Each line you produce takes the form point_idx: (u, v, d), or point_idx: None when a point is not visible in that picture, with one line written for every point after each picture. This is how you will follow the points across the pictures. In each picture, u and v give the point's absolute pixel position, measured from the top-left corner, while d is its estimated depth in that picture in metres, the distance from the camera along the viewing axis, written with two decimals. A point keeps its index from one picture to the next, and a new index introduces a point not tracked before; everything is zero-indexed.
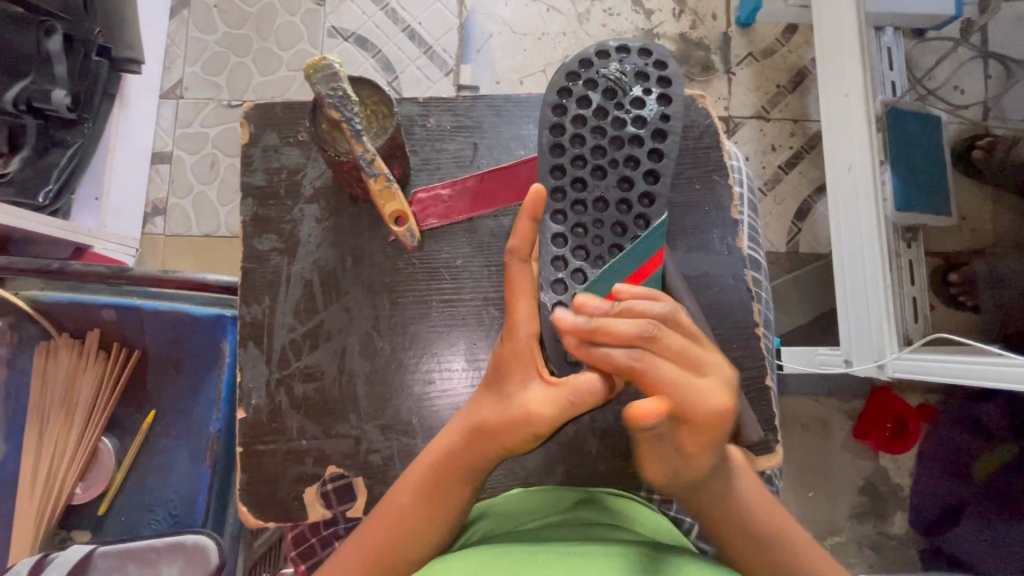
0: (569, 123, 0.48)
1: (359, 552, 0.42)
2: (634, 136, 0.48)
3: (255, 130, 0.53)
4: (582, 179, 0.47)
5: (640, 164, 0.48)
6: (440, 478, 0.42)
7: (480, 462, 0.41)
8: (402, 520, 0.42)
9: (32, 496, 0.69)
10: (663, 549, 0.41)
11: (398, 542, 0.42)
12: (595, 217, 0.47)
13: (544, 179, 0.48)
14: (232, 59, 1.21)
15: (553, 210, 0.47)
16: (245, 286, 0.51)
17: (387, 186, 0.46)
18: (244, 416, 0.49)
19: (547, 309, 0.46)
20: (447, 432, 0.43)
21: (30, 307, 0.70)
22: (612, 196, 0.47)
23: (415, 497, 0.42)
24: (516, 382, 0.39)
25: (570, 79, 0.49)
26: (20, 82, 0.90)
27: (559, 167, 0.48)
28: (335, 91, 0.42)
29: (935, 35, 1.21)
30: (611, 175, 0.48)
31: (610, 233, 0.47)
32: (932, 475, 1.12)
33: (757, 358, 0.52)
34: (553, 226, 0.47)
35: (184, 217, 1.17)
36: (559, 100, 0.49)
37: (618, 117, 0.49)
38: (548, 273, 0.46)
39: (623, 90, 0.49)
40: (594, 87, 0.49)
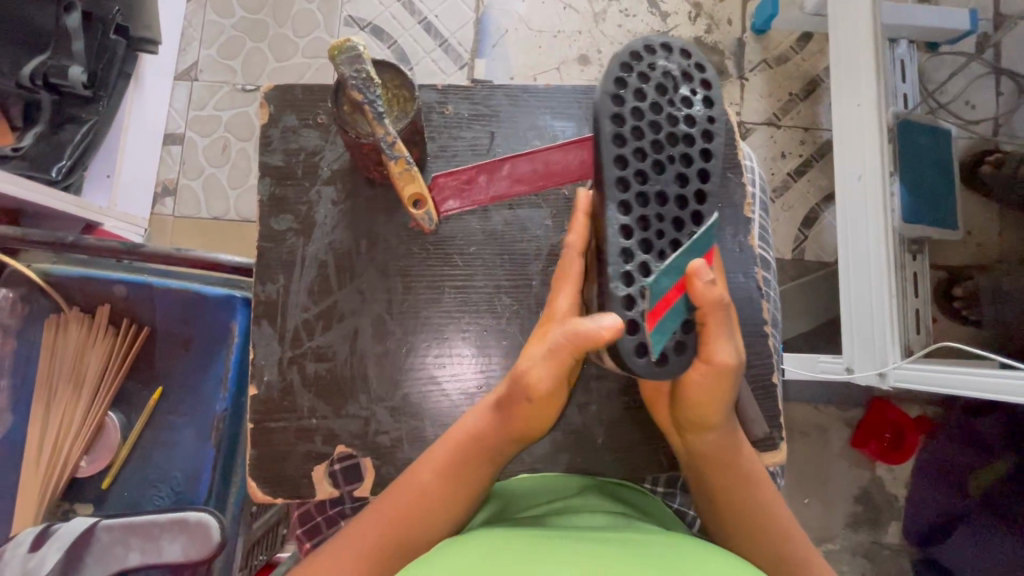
0: (629, 116, 0.42)
1: (375, 535, 0.42)
2: (686, 135, 0.43)
3: (275, 110, 0.53)
4: (643, 172, 0.42)
5: (693, 162, 0.43)
6: (464, 461, 0.44)
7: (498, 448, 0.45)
8: (424, 495, 0.43)
9: (37, 467, 0.70)
10: (668, 536, 0.41)
11: (420, 517, 0.43)
12: (657, 212, 0.42)
13: (607, 173, 0.42)
14: (248, 44, 1.22)
15: (616, 201, 0.41)
16: (261, 264, 0.51)
17: (407, 169, 0.46)
18: (256, 392, 0.50)
19: (616, 300, 0.40)
20: (476, 408, 0.46)
21: (41, 280, 0.71)
22: (670, 192, 0.42)
23: (438, 475, 0.44)
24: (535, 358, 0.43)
25: (624, 69, 0.43)
26: (38, 57, 0.90)
27: (620, 159, 0.42)
28: (358, 74, 0.42)
29: (948, 49, 1.22)
30: (669, 171, 0.42)
31: (668, 228, 0.42)
32: (927, 487, 1.13)
33: (765, 355, 0.52)
34: (619, 217, 0.41)
35: (193, 199, 1.17)
36: (616, 91, 0.43)
37: (670, 115, 0.43)
38: (615, 266, 0.40)
39: (673, 86, 0.44)
40: (647, 81, 0.43)
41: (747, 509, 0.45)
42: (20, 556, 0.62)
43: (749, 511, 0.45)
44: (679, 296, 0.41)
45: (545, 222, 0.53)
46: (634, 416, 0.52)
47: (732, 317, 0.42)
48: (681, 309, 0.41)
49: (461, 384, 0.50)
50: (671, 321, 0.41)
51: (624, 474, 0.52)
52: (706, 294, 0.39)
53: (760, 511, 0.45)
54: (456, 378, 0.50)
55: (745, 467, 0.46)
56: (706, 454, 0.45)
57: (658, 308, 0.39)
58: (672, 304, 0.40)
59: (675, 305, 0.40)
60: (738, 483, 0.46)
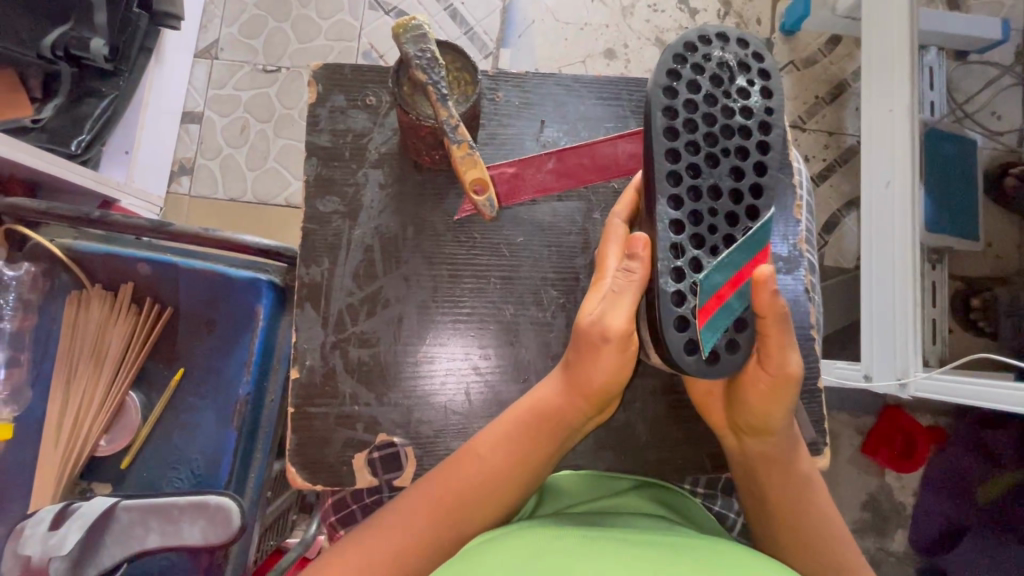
0: (681, 108, 0.40)
1: (425, 511, 0.43)
2: (743, 126, 0.41)
3: (322, 90, 0.52)
4: (695, 165, 0.40)
5: (750, 155, 0.40)
6: (522, 442, 0.44)
7: (570, 411, 0.44)
8: (480, 478, 0.43)
9: (56, 445, 0.69)
10: (720, 543, 0.40)
11: (472, 501, 0.43)
12: (710, 206, 0.40)
13: (657, 165, 0.40)
14: (270, 24, 1.20)
15: (667, 195, 0.39)
16: (305, 246, 0.50)
17: (469, 154, 0.44)
18: (297, 376, 0.49)
19: (665, 297, 0.39)
20: (537, 394, 0.45)
21: (65, 255, 0.69)
22: (725, 187, 0.40)
23: (498, 460, 0.44)
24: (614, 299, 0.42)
25: (678, 60, 0.41)
26: (59, 28, 0.88)
27: (672, 152, 0.40)
28: (423, 53, 0.41)
29: (977, 59, 1.21)
30: (723, 164, 0.40)
31: (722, 222, 0.40)
32: (935, 496, 1.12)
33: (811, 358, 0.52)
34: (669, 212, 0.39)
35: (210, 178, 1.16)
36: (668, 82, 0.41)
37: (726, 107, 0.41)
38: (665, 262, 0.39)
39: (729, 77, 0.41)
40: (701, 72, 0.41)
41: (792, 516, 0.45)
42: (41, 533, 0.62)
43: (788, 514, 0.46)
44: (732, 293, 0.40)
45: (592, 214, 0.52)
46: (677, 415, 0.51)
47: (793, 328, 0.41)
48: (734, 307, 0.40)
49: (501, 375, 0.50)
50: (724, 317, 0.39)
51: (666, 473, 0.51)
52: (769, 303, 0.39)
53: (804, 513, 0.45)
54: (497, 370, 0.50)
55: (794, 474, 0.46)
56: (756, 460, 0.46)
57: (708, 305, 0.38)
58: (726, 302, 0.39)
59: (728, 303, 0.39)
60: (785, 487, 0.46)
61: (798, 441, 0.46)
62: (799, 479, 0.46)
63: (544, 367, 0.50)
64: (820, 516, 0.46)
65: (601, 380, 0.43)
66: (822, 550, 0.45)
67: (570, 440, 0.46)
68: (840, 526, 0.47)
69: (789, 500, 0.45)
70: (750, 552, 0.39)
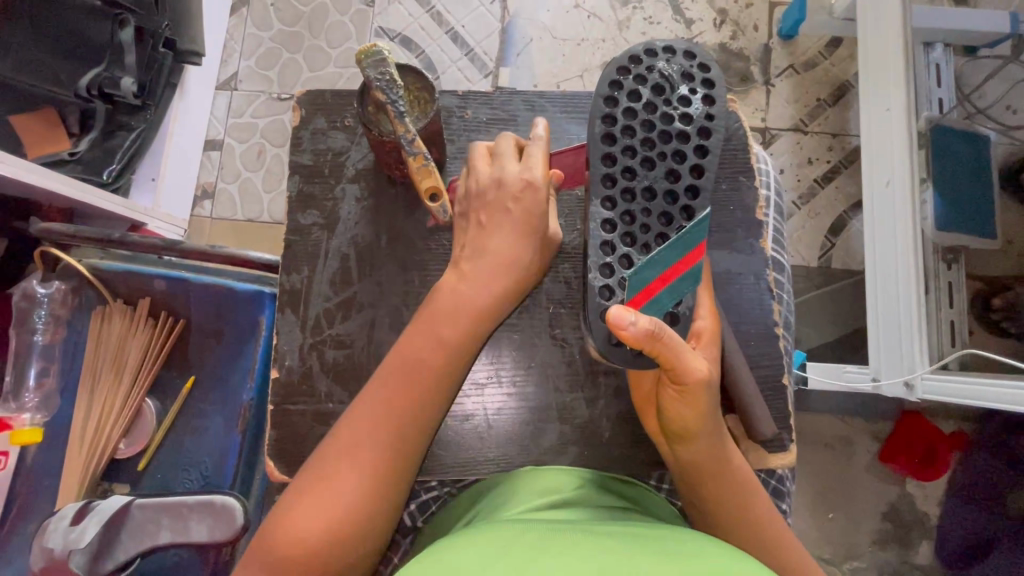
0: (620, 115, 0.45)
1: (381, 405, 0.44)
2: (681, 133, 0.45)
3: (306, 114, 0.57)
4: (631, 168, 0.45)
5: (687, 158, 0.45)
6: (463, 333, 0.46)
7: (460, 322, 0.46)
8: (382, 406, 0.44)
9: (80, 448, 0.74)
10: (674, 531, 0.41)
11: (424, 391, 0.45)
12: (643, 207, 0.44)
13: (593, 169, 0.45)
14: (284, 55, 1.28)
15: (601, 196, 0.44)
16: (287, 255, 0.55)
17: (425, 165, 0.47)
18: (277, 375, 0.53)
19: (593, 290, 0.44)
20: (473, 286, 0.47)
21: (90, 273, 0.76)
22: (660, 188, 0.44)
23: (440, 350, 0.46)
24: (486, 219, 0.47)
25: (621, 72, 0.46)
26: (93, 69, 0.97)
27: (608, 156, 0.45)
28: (383, 76, 0.45)
29: (988, 52, 1.17)
30: (659, 167, 0.45)
31: (655, 222, 0.44)
32: (958, 507, 1.08)
33: (774, 356, 0.54)
34: (603, 212, 0.44)
35: (229, 201, 1.23)
36: (610, 92, 0.46)
37: (665, 113, 0.45)
38: (596, 257, 0.44)
39: (671, 87, 0.46)
40: (644, 82, 0.46)
41: (743, 517, 0.46)
42: (62, 529, 0.67)
43: (722, 514, 0.47)
44: (662, 289, 0.43)
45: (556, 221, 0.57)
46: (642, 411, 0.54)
47: (683, 339, 0.42)
48: (664, 302, 0.44)
49: (498, 386, 0.55)
50: (653, 312, 0.44)
51: (630, 468, 0.54)
52: (629, 336, 0.39)
53: (744, 519, 0.46)
54: (496, 383, 0.55)
55: (730, 476, 0.46)
56: (693, 463, 0.46)
57: (637, 299, 0.42)
58: (654, 296, 0.43)
59: (655, 297, 0.43)
60: (721, 492, 0.46)
61: (727, 444, 0.46)
62: (742, 482, 0.47)
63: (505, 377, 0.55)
64: (767, 522, 0.47)
65: (498, 289, 0.47)
66: (774, 550, 0.46)
67: (470, 353, 0.47)
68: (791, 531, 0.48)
69: (742, 504, 0.46)
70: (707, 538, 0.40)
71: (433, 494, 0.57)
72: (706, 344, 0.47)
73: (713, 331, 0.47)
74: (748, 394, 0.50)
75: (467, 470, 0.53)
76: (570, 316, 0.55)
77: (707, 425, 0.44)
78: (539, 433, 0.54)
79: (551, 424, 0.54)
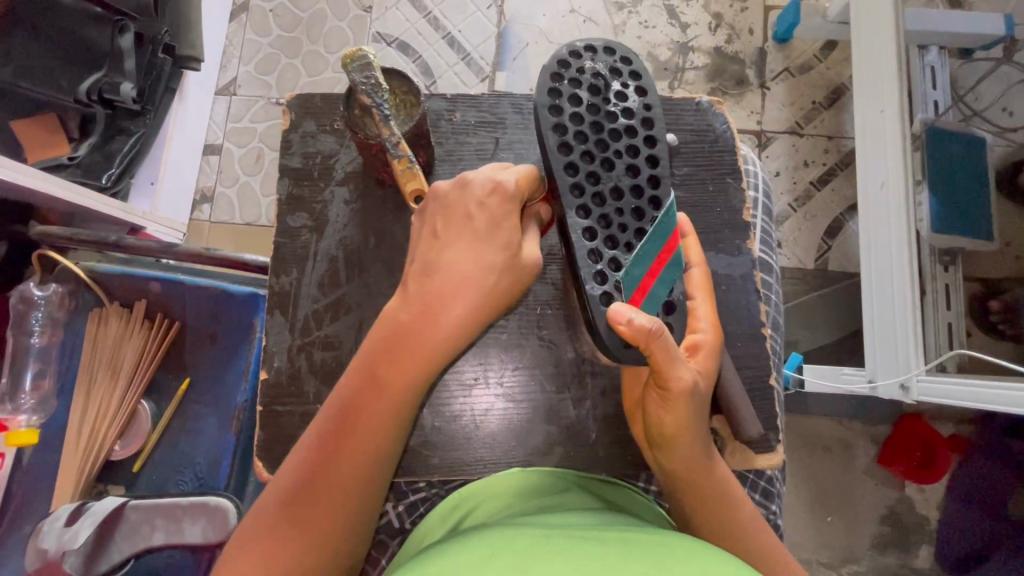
0: (568, 122, 0.45)
1: (317, 445, 0.44)
2: (627, 128, 0.46)
3: (295, 117, 0.57)
4: (594, 173, 0.44)
5: (641, 151, 0.45)
6: (393, 367, 0.44)
7: (399, 368, 0.44)
8: (324, 455, 0.44)
9: (75, 449, 0.75)
10: (660, 536, 0.41)
11: (357, 429, 0.44)
12: (615, 207, 0.44)
13: (559, 180, 0.44)
14: (283, 60, 1.29)
15: (574, 207, 0.44)
16: (277, 258, 0.56)
17: (409, 167, 0.48)
18: (266, 377, 0.54)
19: (593, 299, 0.43)
20: (416, 314, 0.44)
21: (86, 275, 0.76)
22: (624, 185, 0.45)
23: (369, 386, 0.44)
24: (445, 230, 0.45)
25: (555, 79, 0.46)
26: (93, 75, 0.99)
27: (569, 166, 0.44)
28: (367, 79, 0.46)
29: (983, 55, 1.17)
30: (618, 166, 0.45)
31: (629, 219, 0.44)
32: (960, 510, 1.07)
33: (760, 357, 0.54)
34: (580, 221, 0.44)
35: (228, 205, 1.24)
36: (551, 102, 0.45)
37: (608, 112, 0.46)
38: (586, 267, 0.43)
39: (605, 85, 0.46)
40: (579, 85, 0.46)
41: (727, 519, 0.47)
42: (57, 529, 0.67)
43: (708, 518, 0.47)
44: (654, 284, 0.44)
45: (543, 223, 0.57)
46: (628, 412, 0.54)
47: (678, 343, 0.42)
48: (658, 295, 0.44)
49: (488, 387, 0.55)
50: (648, 310, 0.44)
51: (617, 469, 0.54)
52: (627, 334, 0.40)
53: (729, 521, 0.47)
54: (485, 384, 0.55)
55: (714, 474, 0.47)
56: (677, 469, 0.46)
57: (633, 298, 0.43)
58: (650, 292, 0.44)
59: (651, 293, 0.44)
60: (708, 494, 0.47)
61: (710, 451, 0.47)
62: (726, 484, 0.47)
63: (497, 381, 0.55)
64: (746, 527, 0.47)
65: (446, 328, 0.44)
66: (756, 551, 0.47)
67: (412, 396, 0.45)
68: (772, 537, 0.48)
69: (724, 506, 0.47)
70: (694, 541, 0.39)
71: (422, 494, 0.57)
72: (702, 357, 0.47)
73: (712, 346, 0.47)
74: (735, 397, 0.50)
75: (456, 472, 0.54)
76: (557, 317, 0.56)
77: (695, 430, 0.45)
78: (526, 435, 0.54)
79: (540, 424, 0.55)
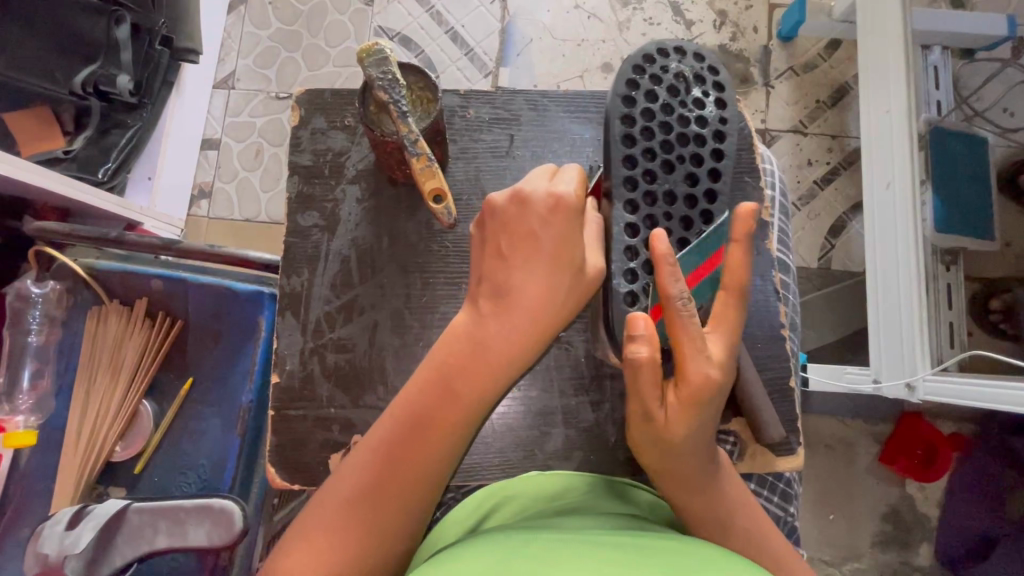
0: (638, 116, 0.46)
1: (379, 447, 0.43)
2: (697, 136, 0.47)
3: (306, 113, 0.56)
4: (651, 172, 0.45)
5: (704, 161, 0.46)
6: (463, 374, 0.42)
7: (471, 377, 0.42)
8: (387, 457, 0.42)
9: (75, 451, 0.73)
10: (698, 547, 0.39)
11: (425, 435, 0.42)
12: (664, 211, 0.45)
13: (615, 172, 0.45)
14: (282, 54, 1.27)
15: (623, 200, 0.45)
16: (288, 258, 0.54)
17: (427, 166, 0.47)
18: (278, 379, 0.52)
19: (618, 297, 0.44)
20: (486, 326, 0.43)
21: (86, 273, 0.74)
22: (679, 191, 0.46)
23: (435, 391, 0.42)
24: (505, 246, 0.44)
25: (637, 71, 0.47)
26: (88, 66, 0.95)
27: (629, 159, 0.45)
28: (384, 75, 0.44)
29: (985, 55, 1.17)
30: (678, 170, 0.46)
31: (676, 226, 0.45)
32: (960, 507, 1.08)
33: (779, 359, 0.53)
34: (625, 216, 0.45)
35: (226, 202, 1.22)
36: (628, 93, 0.46)
37: (683, 115, 0.47)
38: (620, 263, 0.44)
39: (686, 88, 0.48)
40: (659, 83, 0.47)
41: (749, 528, 0.46)
42: (57, 534, 0.65)
43: (729, 527, 0.46)
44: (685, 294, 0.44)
45: None
46: None
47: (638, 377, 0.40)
48: None
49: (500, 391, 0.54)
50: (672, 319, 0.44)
51: (634, 472, 0.54)
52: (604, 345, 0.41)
53: (752, 533, 0.46)
54: None
55: (730, 488, 0.47)
56: (703, 484, 0.45)
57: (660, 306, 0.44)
58: None
59: None
60: (733, 504, 0.46)
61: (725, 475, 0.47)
62: (744, 497, 0.47)
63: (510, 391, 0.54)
64: (769, 540, 0.47)
65: (515, 344, 0.42)
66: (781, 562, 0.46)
67: (485, 407, 0.43)
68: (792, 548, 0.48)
69: (746, 519, 0.47)
70: (724, 552, 0.38)
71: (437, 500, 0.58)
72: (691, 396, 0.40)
73: (705, 386, 0.40)
74: (757, 405, 0.50)
75: (472, 475, 0.53)
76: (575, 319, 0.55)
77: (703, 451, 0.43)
78: (543, 440, 0.53)
79: (558, 428, 0.54)
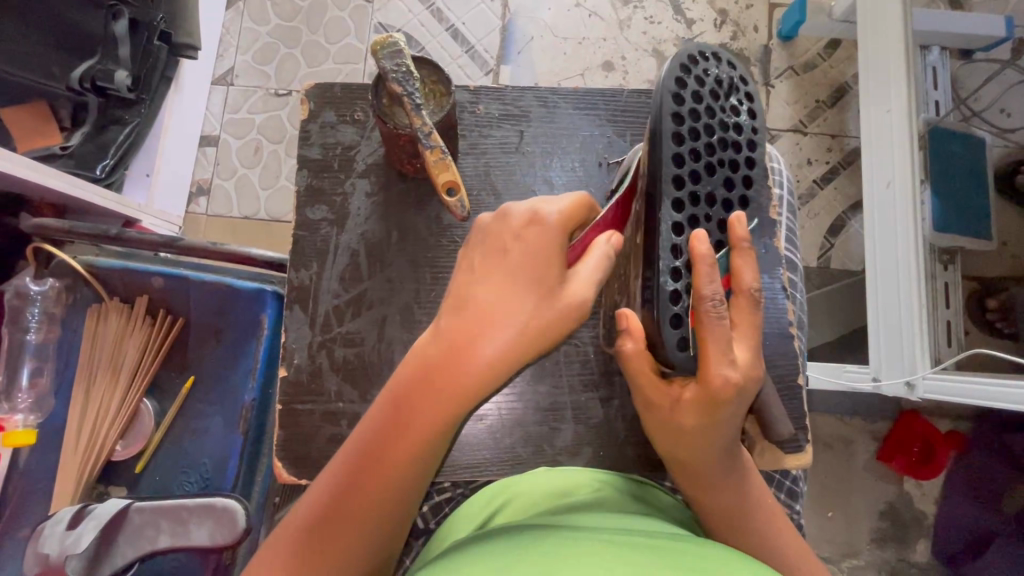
0: (686, 116, 0.42)
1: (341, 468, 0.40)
2: (736, 141, 0.44)
3: (314, 107, 0.55)
4: (697, 174, 0.42)
5: (742, 168, 0.44)
6: (417, 397, 0.37)
7: (426, 400, 0.37)
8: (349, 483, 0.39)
9: (76, 449, 0.73)
10: (705, 546, 0.39)
11: (385, 460, 0.38)
12: (705, 214, 0.42)
13: (664, 168, 0.41)
14: (282, 50, 1.26)
15: (672, 198, 0.41)
16: (296, 252, 0.54)
17: (441, 158, 0.46)
18: (285, 375, 0.52)
19: (665, 295, 0.41)
20: (445, 351, 0.37)
21: (86, 270, 0.74)
22: (720, 196, 0.43)
23: (390, 412, 0.38)
24: (478, 264, 0.40)
25: (685, 68, 0.43)
26: (87, 62, 0.95)
27: (677, 157, 0.41)
28: (399, 68, 0.44)
29: (983, 56, 1.18)
30: (718, 174, 0.43)
31: (714, 232, 0.43)
32: (957, 504, 1.09)
33: (786, 355, 0.54)
34: (672, 214, 0.41)
35: (225, 198, 1.21)
36: (676, 89, 0.43)
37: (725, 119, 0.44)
38: (666, 261, 0.41)
39: (726, 92, 0.45)
40: (703, 84, 0.44)
41: (762, 525, 0.47)
42: (58, 533, 0.64)
43: (742, 523, 0.47)
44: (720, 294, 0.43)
45: None
46: None
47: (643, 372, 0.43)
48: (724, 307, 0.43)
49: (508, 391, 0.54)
50: None
51: (643, 468, 0.54)
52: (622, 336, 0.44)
53: (763, 529, 0.47)
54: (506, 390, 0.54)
55: (749, 484, 0.47)
56: (719, 481, 0.45)
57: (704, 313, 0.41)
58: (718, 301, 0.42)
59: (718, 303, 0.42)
60: (746, 501, 0.47)
61: (744, 472, 0.47)
62: (761, 494, 0.48)
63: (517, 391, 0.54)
64: (779, 534, 0.47)
65: (477, 372, 0.37)
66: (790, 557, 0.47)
67: (443, 431, 0.38)
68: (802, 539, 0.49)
69: (760, 514, 0.47)
70: (735, 555, 0.38)
71: (446, 495, 0.58)
72: (699, 402, 0.40)
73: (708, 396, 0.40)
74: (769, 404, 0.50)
75: (481, 471, 0.53)
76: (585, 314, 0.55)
77: (721, 450, 0.44)
78: (552, 435, 0.54)
79: (567, 424, 0.54)
